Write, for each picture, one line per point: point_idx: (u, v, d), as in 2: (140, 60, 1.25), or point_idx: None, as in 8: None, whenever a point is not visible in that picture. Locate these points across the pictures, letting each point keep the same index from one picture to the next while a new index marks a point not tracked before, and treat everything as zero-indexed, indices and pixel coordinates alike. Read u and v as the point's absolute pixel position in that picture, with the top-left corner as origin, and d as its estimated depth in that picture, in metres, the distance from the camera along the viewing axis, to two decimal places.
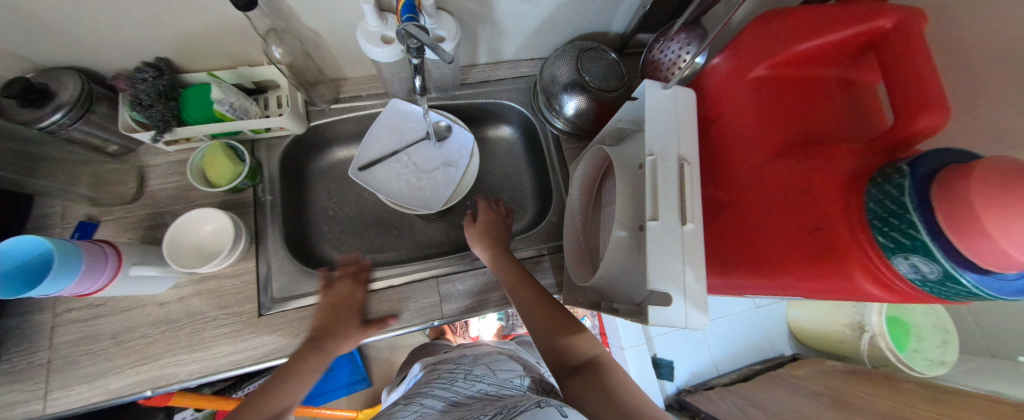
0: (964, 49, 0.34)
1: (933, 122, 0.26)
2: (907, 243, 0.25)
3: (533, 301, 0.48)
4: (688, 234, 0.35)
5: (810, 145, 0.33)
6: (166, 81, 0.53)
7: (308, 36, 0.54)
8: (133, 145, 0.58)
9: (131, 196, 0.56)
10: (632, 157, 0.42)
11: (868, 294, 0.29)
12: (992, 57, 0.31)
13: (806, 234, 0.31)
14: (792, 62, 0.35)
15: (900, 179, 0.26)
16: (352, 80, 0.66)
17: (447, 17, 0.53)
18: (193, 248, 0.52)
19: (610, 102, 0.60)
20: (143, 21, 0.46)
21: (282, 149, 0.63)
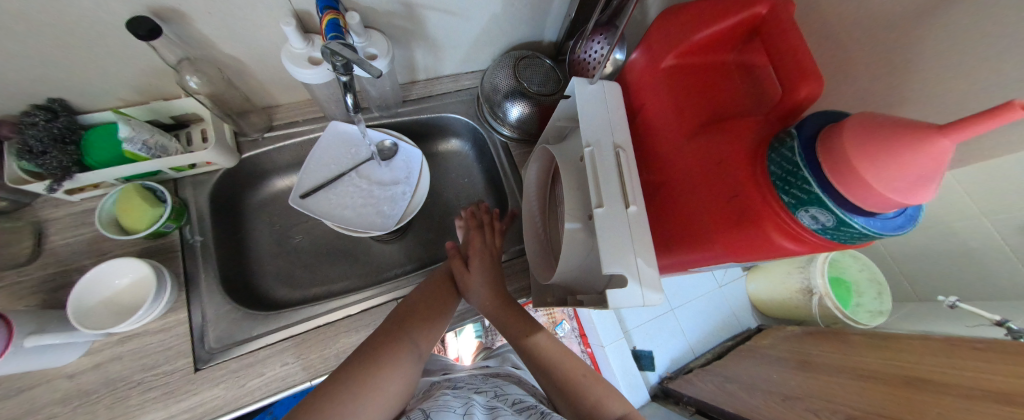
0: (819, 30, 0.39)
1: (812, 90, 0.30)
2: (804, 197, 0.27)
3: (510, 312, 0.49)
4: (632, 216, 0.37)
5: (719, 121, 0.36)
6: (63, 123, 0.48)
7: (229, 64, 0.52)
8: (25, 199, 0.51)
9: (25, 257, 0.48)
10: (573, 152, 0.44)
11: (786, 250, 0.32)
12: (843, 35, 0.37)
13: (726, 202, 0.33)
14: (695, 50, 0.39)
15: (791, 142, 0.29)
16: (286, 106, 0.63)
17: (377, 35, 0.53)
18: (110, 306, 0.46)
19: (550, 105, 0.63)
20: (26, 59, 0.42)
21: (212, 185, 0.58)
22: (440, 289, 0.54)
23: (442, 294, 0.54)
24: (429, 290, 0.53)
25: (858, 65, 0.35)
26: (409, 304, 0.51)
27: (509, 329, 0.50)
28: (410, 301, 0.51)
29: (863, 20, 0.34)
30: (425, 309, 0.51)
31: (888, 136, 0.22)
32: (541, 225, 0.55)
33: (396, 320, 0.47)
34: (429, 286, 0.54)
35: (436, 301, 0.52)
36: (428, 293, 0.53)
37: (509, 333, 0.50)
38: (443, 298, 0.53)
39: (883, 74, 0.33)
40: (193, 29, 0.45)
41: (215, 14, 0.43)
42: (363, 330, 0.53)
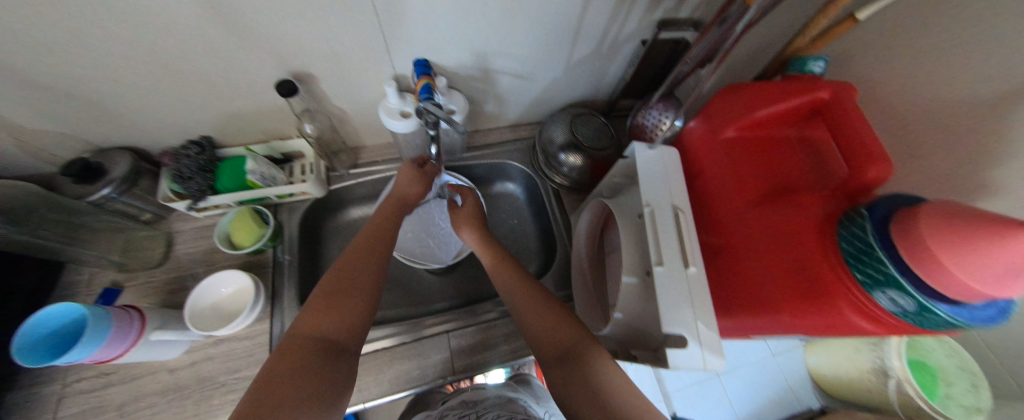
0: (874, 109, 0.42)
1: (881, 173, 0.32)
2: (880, 278, 0.28)
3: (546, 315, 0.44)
4: (692, 277, 0.39)
5: (784, 193, 0.38)
6: (206, 156, 0.59)
7: (336, 114, 0.63)
8: (165, 213, 0.62)
9: (156, 261, 0.58)
10: (632, 208, 0.47)
11: (861, 328, 0.32)
12: (891, 120, 0.40)
13: (794, 274, 0.34)
14: (755, 126, 0.42)
15: (863, 221, 0.30)
16: (369, 147, 0.74)
17: (457, 95, 0.62)
18: (214, 312, 0.54)
19: (603, 158, 0.68)
20: (199, 105, 0.55)
21: (303, 211, 0.67)
22: (350, 308, 0.41)
23: (353, 306, 0.42)
24: (336, 310, 0.41)
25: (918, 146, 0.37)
26: (314, 342, 0.37)
27: (515, 298, 0.48)
28: (321, 331, 0.39)
29: (919, 109, 0.36)
30: (338, 336, 0.39)
31: (965, 232, 0.23)
32: (588, 268, 0.61)
33: (302, 372, 0.34)
34: (327, 305, 0.41)
35: (347, 314, 0.41)
36: (334, 313, 0.40)
37: (541, 327, 0.44)
38: (356, 311, 0.42)
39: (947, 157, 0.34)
40: (317, 86, 0.57)
41: (334, 75, 0.55)
42: (415, 359, 0.58)
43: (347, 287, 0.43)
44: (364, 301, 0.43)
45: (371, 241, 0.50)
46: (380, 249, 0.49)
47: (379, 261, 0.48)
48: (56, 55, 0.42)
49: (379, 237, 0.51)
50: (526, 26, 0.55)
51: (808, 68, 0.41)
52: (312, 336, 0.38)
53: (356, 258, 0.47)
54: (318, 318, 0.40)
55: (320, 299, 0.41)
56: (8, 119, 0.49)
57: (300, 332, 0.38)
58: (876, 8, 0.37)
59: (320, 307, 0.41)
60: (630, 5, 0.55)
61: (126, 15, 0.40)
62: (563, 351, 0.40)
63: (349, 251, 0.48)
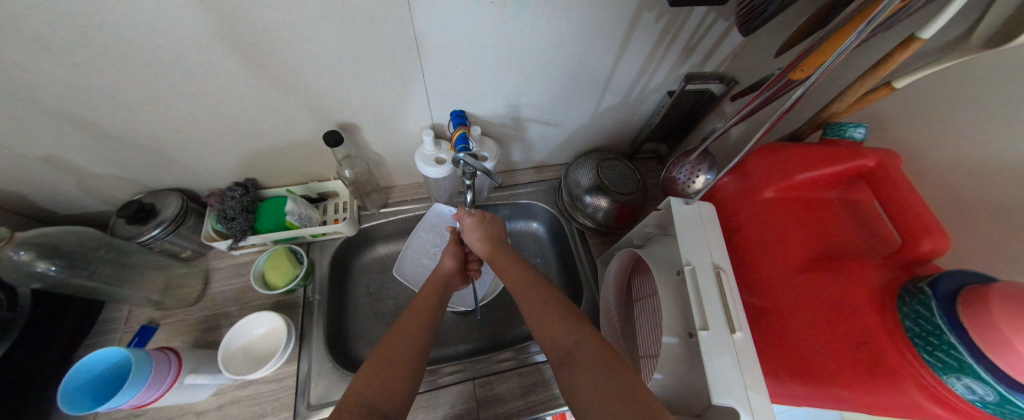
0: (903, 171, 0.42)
1: (938, 246, 0.31)
2: (954, 363, 0.27)
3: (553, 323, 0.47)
4: (738, 342, 0.37)
5: (833, 260, 0.38)
6: (249, 196, 0.62)
7: (373, 158, 0.66)
8: (204, 250, 0.64)
9: (193, 298, 0.60)
10: (667, 262, 0.47)
11: (934, 413, 0.30)
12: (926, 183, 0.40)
13: (854, 348, 0.33)
14: (796, 187, 0.42)
15: (926, 299, 0.29)
16: (399, 188, 0.76)
17: (489, 141, 0.65)
18: (245, 353, 0.54)
19: (630, 202, 0.68)
20: (249, 151, 0.59)
21: (334, 250, 0.69)
22: (397, 373, 0.42)
23: (398, 370, 0.43)
24: (381, 375, 0.42)
25: (964, 209, 0.36)
26: (359, 408, 0.38)
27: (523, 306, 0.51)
28: (365, 397, 0.39)
29: (950, 176, 0.37)
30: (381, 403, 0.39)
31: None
32: (617, 316, 0.60)
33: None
34: (374, 370, 0.42)
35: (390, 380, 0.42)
36: (377, 379, 0.41)
37: (547, 333, 0.47)
38: (399, 377, 0.42)
39: (993, 227, 0.33)
40: (359, 134, 0.60)
41: (376, 124, 0.59)
42: (438, 409, 0.57)
43: (390, 353, 0.44)
44: (410, 366, 0.44)
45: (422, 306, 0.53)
46: (428, 314, 0.51)
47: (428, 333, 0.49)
48: (132, 109, 0.46)
49: (429, 306, 0.53)
50: (558, 80, 0.58)
51: (847, 134, 0.41)
52: (358, 403, 0.39)
53: (404, 326, 0.48)
54: (363, 382, 0.41)
55: (370, 366, 0.43)
56: (78, 163, 0.52)
57: (347, 400, 0.39)
58: (914, 78, 0.36)
59: (368, 373, 0.42)
60: (658, 62, 0.58)
61: (199, 75, 0.44)
62: (567, 354, 0.44)
63: (398, 321, 0.50)
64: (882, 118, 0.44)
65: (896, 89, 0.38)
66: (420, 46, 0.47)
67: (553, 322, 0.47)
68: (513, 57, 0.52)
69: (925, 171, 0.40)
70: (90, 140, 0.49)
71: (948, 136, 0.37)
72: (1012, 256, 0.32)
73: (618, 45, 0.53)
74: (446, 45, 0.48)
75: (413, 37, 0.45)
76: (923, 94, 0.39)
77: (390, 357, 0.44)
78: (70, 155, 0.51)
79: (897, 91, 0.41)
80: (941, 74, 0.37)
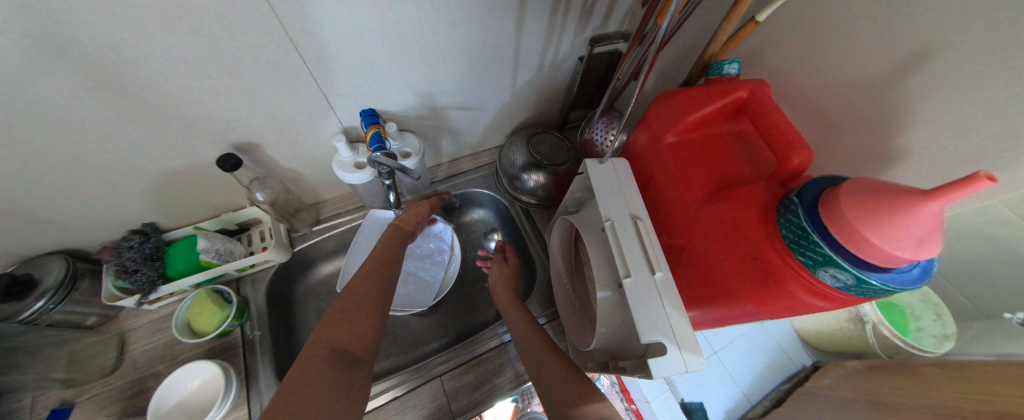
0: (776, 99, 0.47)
1: (805, 158, 0.34)
2: (819, 259, 0.30)
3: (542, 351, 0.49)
4: (659, 282, 0.40)
5: (728, 189, 0.41)
6: (152, 243, 0.56)
7: (289, 176, 0.62)
8: (113, 312, 0.58)
9: (109, 367, 0.54)
10: (593, 221, 0.49)
11: (816, 305, 0.34)
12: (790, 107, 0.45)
13: (749, 264, 0.36)
14: (690, 128, 0.45)
15: (795, 207, 0.33)
16: (330, 201, 0.73)
17: (410, 135, 0.63)
18: (181, 411, 0.49)
19: (564, 172, 0.69)
20: (136, 194, 0.53)
21: (269, 280, 0.64)
22: (363, 322, 0.44)
23: (366, 322, 0.45)
24: (347, 324, 0.44)
25: (825, 123, 0.40)
26: (330, 351, 0.40)
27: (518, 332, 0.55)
28: (336, 343, 0.41)
29: (807, 98, 0.41)
30: (355, 347, 0.42)
31: (879, 207, 0.26)
32: (567, 283, 0.62)
33: (321, 379, 0.37)
34: (343, 318, 0.44)
35: (362, 324, 0.44)
36: (346, 327, 0.43)
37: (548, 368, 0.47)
38: (370, 325, 0.45)
39: (854, 132, 0.37)
40: (263, 153, 0.56)
41: (280, 139, 0.55)
42: (411, 412, 0.57)
43: (357, 306, 0.46)
44: (377, 319, 0.46)
45: (384, 252, 0.55)
46: (389, 263, 0.53)
47: (389, 283, 0.51)
48: None
49: (390, 263, 0.54)
50: (465, 63, 0.57)
51: (724, 71, 0.44)
52: (328, 348, 0.40)
53: (367, 278, 0.49)
54: (333, 329, 0.43)
55: (337, 313, 0.44)
56: None
57: (317, 343, 0.41)
58: (772, 9, 0.38)
59: (336, 321, 0.43)
60: (560, 29, 0.58)
61: (27, 116, 0.37)
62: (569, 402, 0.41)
63: (360, 274, 0.50)
64: (755, 53, 0.48)
65: (760, 23, 0.41)
66: (300, 47, 0.43)
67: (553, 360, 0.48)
68: (407, 45, 0.49)
69: (792, 95, 0.44)
70: None
71: (807, 59, 0.40)
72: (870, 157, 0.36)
73: (515, 19, 0.52)
74: (330, 41, 0.44)
75: (289, 37, 0.41)
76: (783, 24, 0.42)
77: (359, 298, 0.47)
78: None
79: (763, 25, 0.45)
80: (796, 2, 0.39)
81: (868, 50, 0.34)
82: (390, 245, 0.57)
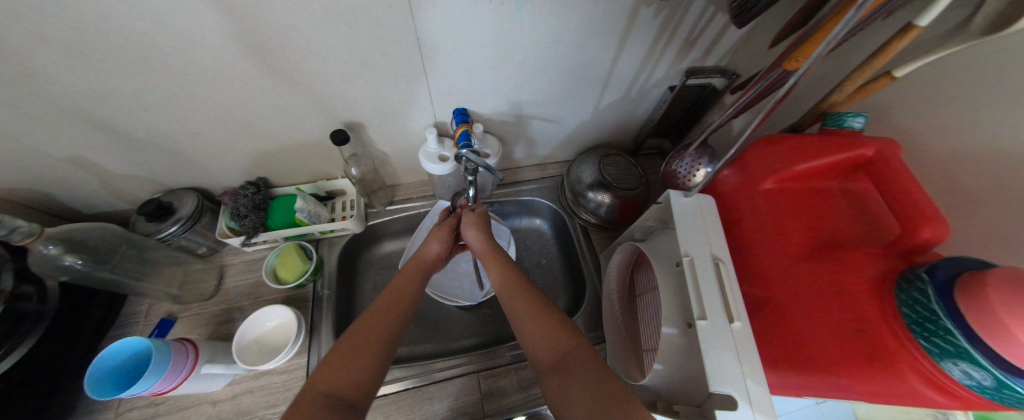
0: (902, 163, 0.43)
1: (938, 233, 0.31)
2: (950, 349, 0.27)
3: (531, 314, 0.46)
4: (737, 331, 0.38)
5: (832, 249, 0.38)
6: (261, 195, 0.64)
7: (378, 157, 0.69)
8: (219, 247, 0.67)
9: (208, 293, 0.63)
10: (667, 254, 0.47)
11: (931, 400, 0.30)
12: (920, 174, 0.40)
13: (851, 335, 0.33)
14: (793, 178, 0.43)
15: (922, 284, 0.29)
16: (404, 186, 0.79)
17: (490, 138, 0.67)
18: (258, 346, 0.56)
19: (632, 198, 0.68)
20: (260, 152, 0.61)
21: (342, 246, 0.71)
22: (362, 365, 0.40)
23: (364, 364, 0.40)
24: (346, 366, 0.39)
25: (962, 199, 0.36)
26: (323, 398, 0.36)
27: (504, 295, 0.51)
28: (330, 389, 0.37)
29: (944, 168, 0.37)
30: (348, 394, 0.37)
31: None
32: (619, 310, 0.61)
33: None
34: (340, 359, 0.40)
35: (361, 363, 0.40)
36: (343, 370, 0.39)
37: (544, 335, 0.43)
38: (367, 367, 0.40)
39: (1001, 214, 0.33)
40: (364, 133, 0.62)
41: (381, 123, 0.61)
42: (443, 401, 0.59)
43: (354, 347, 0.42)
44: (376, 360, 0.41)
45: (399, 285, 0.53)
46: (405, 300, 0.50)
47: (399, 321, 0.47)
48: (150, 111, 0.49)
49: (397, 302, 0.49)
50: (556, 78, 0.59)
51: (847, 123, 0.41)
52: (322, 392, 0.36)
53: (372, 317, 0.46)
54: (331, 371, 0.39)
55: (339, 351, 0.41)
56: (101, 163, 0.55)
57: (310, 389, 0.37)
58: (915, 66, 0.36)
59: (331, 364, 0.40)
60: (658, 58, 0.58)
61: (210, 78, 0.46)
62: (557, 361, 0.40)
63: (365, 312, 0.47)
64: (884, 108, 0.44)
65: (897, 79, 0.38)
66: (422, 47, 0.48)
67: (541, 322, 0.44)
68: (509, 56, 0.53)
69: (924, 160, 0.39)
70: (110, 141, 0.52)
71: (948, 126, 0.37)
72: (1017, 245, 0.32)
73: (616, 43, 0.54)
74: (447, 44, 0.48)
75: (416, 37, 0.46)
76: (925, 83, 0.38)
77: (367, 332, 0.44)
78: (95, 157, 0.54)
79: (898, 81, 0.41)
80: (946, 64, 0.36)
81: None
82: (403, 283, 0.53)
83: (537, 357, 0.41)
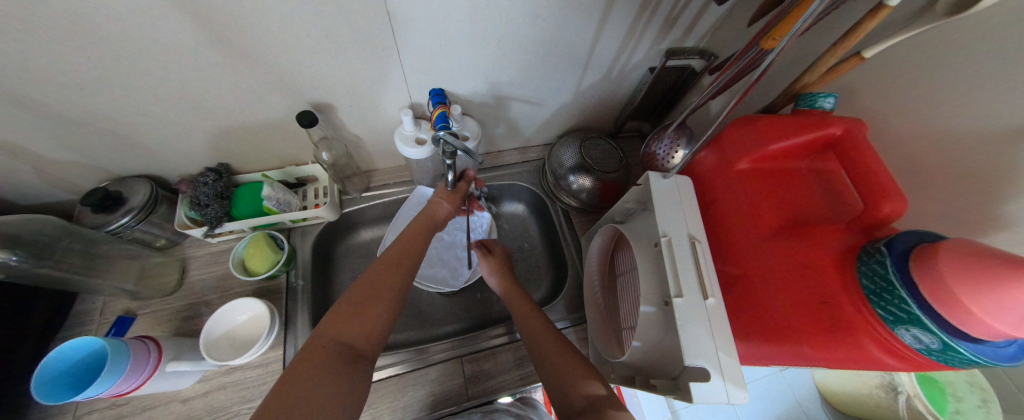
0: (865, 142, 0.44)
1: (897, 208, 0.32)
2: (903, 316, 0.29)
3: (557, 354, 0.47)
4: (710, 307, 0.39)
5: (800, 226, 0.39)
6: (223, 182, 0.60)
7: (351, 140, 0.65)
8: (179, 239, 0.63)
9: (170, 288, 0.59)
10: (646, 235, 0.48)
11: (885, 363, 0.32)
12: (882, 152, 0.42)
13: (815, 308, 0.35)
14: (767, 158, 0.44)
15: (881, 256, 0.31)
16: (381, 171, 0.76)
17: (470, 120, 0.64)
18: (229, 340, 0.54)
19: (613, 181, 0.69)
20: (218, 136, 0.57)
21: (316, 235, 0.68)
22: (373, 317, 0.43)
23: (373, 317, 0.43)
24: (356, 317, 0.42)
25: (918, 176, 0.38)
26: (334, 345, 0.39)
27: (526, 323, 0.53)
28: (341, 336, 0.40)
29: (904, 146, 0.39)
30: (358, 342, 0.41)
31: (983, 268, 0.24)
32: (599, 291, 0.62)
33: (322, 374, 0.36)
34: (349, 310, 0.43)
35: (372, 316, 0.43)
36: (353, 320, 0.42)
37: (569, 376, 0.44)
38: (377, 320, 0.43)
39: (951, 189, 0.35)
40: (335, 115, 0.59)
41: (353, 104, 0.57)
42: (428, 386, 0.59)
43: (366, 300, 0.44)
44: (384, 314, 0.44)
45: (405, 244, 0.54)
46: (409, 259, 0.52)
47: (405, 277, 0.49)
48: (84, 90, 0.43)
49: (403, 262, 0.51)
50: (537, 58, 0.57)
51: (818, 104, 0.42)
52: (333, 339, 0.40)
53: (382, 271, 0.48)
54: (340, 321, 0.41)
55: (348, 303, 0.43)
56: (29, 149, 0.49)
57: (322, 335, 0.40)
58: (883, 47, 0.37)
59: (343, 314, 0.42)
60: (639, 37, 0.57)
61: (153, 53, 0.41)
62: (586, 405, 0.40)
63: (374, 267, 0.48)
64: (852, 88, 0.45)
65: (865, 59, 0.39)
66: (394, 22, 0.45)
67: (570, 364, 0.45)
68: (487, 32, 0.50)
69: (886, 138, 0.41)
70: (38, 124, 0.46)
71: (908, 105, 0.38)
72: (965, 218, 0.34)
73: (598, 20, 0.52)
74: (421, 19, 0.45)
75: (385, 11, 0.43)
76: (891, 63, 0.39)
77: (375, 288, 0.46)
78: (21, 142, 0.48)
79: (866, 61, 0.42)
80: (911, 44, 0.37)
81: (981, 109, 0.31)
82: (410, 239, 0.55)
83: (563, 400, 0.42)
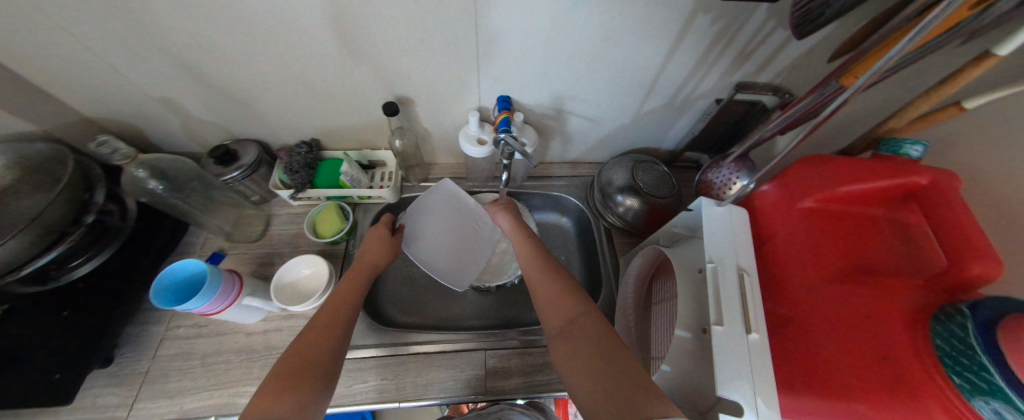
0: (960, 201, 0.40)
1: (990, 271, 0.29)
2: (983, 386, 0.26)
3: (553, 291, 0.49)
4: (753, 343, 0.37)
5: (867, 275, 0.37)
6: (313, 154, 0.70)
7: (421, 133, 0.73)
8: (269, 197, 0.74)
9: (255, 236, 0.69)
10: (691, 261, 0.47)
11: None
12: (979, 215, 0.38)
13: (875, 362, 0.32)
14: (835, 200, 0.42)
15: (963, 318, 0.28)
16: (440, 165, 0.83)
17: (529, 129, 0.68)
18: (292, 289, 0.62)
19: (662, 206, 0.68)
20: (319, 116, 0.67)
21: (376, 213, 0.76)
22: (306, 382, 0.38)
23: (306, 385, 0.38)
24: (285, 391, 0.36)
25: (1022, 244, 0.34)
26: None
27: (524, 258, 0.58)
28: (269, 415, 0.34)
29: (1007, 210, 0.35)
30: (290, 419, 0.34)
31: None
32: (633, 314, 0.61)
33: None
34: (276, 382, 0.37)
35: (301, 386, 0.37)
36: (281, 393, 0.36)
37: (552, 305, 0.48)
38: (309, 389, 0.37)
39: None
40: (412, 109, 0.66)
41: (429, 101, 0.64)
42: (451, 370, 0.62)
43: (293, 370, 0.38)
44: (318, 380, 0.39)
45: (337, 303, 0.50)
46: (340, 318, 0.47)
47: (340, 336, 0.45)
48: (234, 66, 0.55)
49: (334, 321, 0.46)
50: (603, 77, 0.60)
51: (903, 149, 0.41)
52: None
53: (309, 336, 0.43)
54: (265, 401, 0.35)
55: (274, 380, 0.37)
56: (185, 106, 0.62)
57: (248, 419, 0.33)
58: (988, 99, 0.34)
59: (273, 388, 0.36)
60: (708, 67, 0.58)
61: (291, 42, 0.51)
62: (564, 325, 0.45)
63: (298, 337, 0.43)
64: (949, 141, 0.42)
65: (967, 110, 0.36)
66: (480, 33, 0.51)
67: (551, 289, 0.49)
68: (559, 49, 0.54)
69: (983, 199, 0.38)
70: (198, 88, 0.59)
71: (1012, 165, 0.35)
72: None
73: (668, 47, 0.54)
74: (503, 31, 0.51)
75: (476, 22, 0.49)
76: (999, 118, 0.36)
77: (301, 356, 0.40)
78: (182, 100, 0.61)
79: (968, 115, 0.40)
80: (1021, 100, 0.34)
81: None
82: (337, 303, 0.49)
83: (547, 319, 0.47)
